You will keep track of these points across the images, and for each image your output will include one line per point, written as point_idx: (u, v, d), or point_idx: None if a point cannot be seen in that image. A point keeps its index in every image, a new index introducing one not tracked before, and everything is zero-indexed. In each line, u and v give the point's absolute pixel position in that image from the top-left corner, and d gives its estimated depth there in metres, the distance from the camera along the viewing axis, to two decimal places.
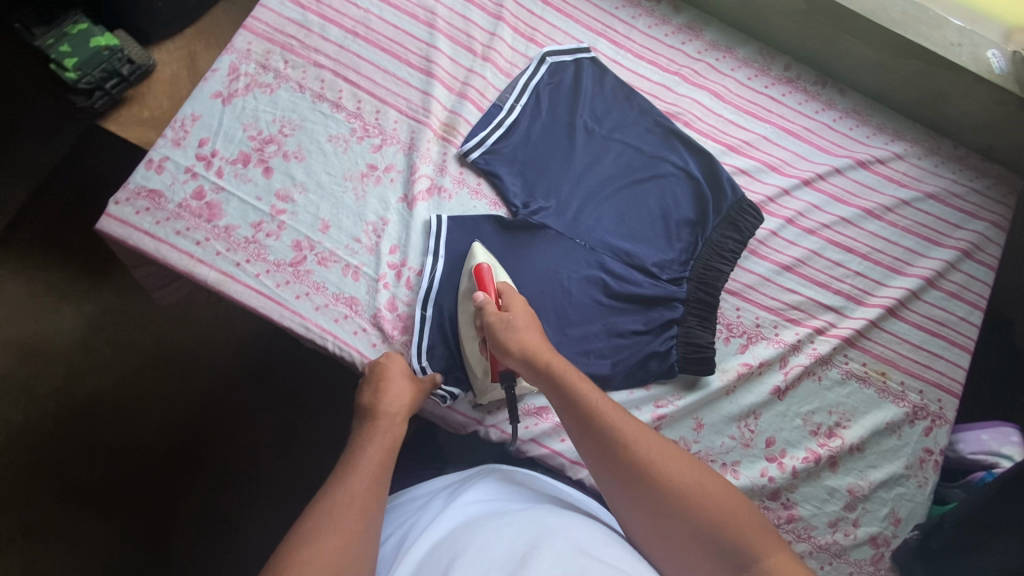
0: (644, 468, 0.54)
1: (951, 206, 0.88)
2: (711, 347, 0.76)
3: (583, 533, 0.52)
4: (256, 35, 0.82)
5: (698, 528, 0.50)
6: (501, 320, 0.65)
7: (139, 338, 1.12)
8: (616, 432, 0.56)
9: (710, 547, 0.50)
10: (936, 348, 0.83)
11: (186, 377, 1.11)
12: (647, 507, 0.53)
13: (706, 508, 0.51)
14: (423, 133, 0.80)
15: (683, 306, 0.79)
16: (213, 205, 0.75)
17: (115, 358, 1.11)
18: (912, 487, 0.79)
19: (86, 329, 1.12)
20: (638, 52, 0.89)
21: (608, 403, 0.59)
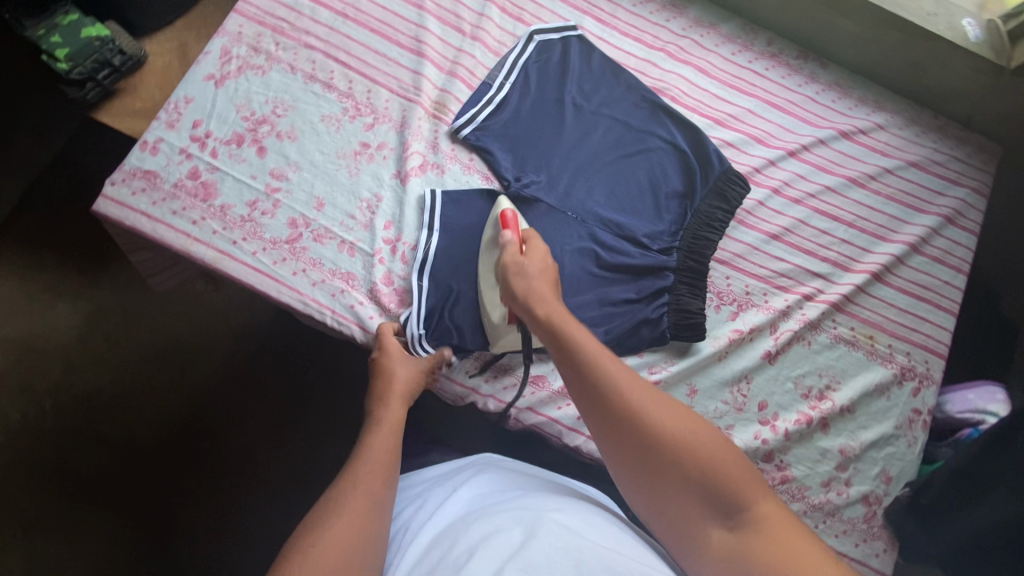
0: (639, 416, 0.52)
1: (933, 174, 0.90)
2: (701, 312, 0.77)
3: (575, 516, 0.52)
4: (247, 19, 0.83)
5: (689, 477, 0.49)
6: (517, 264, 0.66)
7: (135, 330, 1.13)
8: (610, 380, 0.54)
9: (699, 496, 0.49)
10: (922, 312, 0.85)
11: (183, 367, 1.12)
12: (637, 455, 0.52)
13: (700, 458, 0.50)
14: (414, 111, 0.81)
15: (674, 275, 0.80)
16: (209, 186, 0.76)
17: (111, 351, 1.12)
18: (902, 446, 0.80)
19: (83, 323, 1.13)
20: (624, 29, 0.91)
21: (602, 349, 0.57)
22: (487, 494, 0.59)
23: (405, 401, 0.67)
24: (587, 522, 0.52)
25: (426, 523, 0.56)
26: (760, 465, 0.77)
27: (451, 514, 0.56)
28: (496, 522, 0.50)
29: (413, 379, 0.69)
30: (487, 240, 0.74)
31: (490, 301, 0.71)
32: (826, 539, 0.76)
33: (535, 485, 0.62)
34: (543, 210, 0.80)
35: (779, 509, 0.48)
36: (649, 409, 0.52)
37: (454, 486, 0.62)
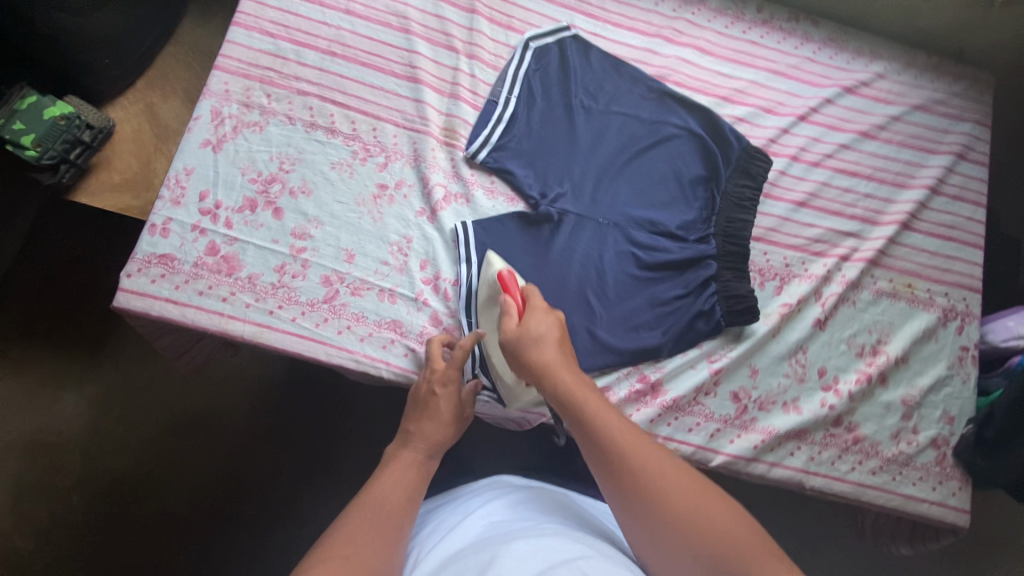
0: (644, 485, 0.50)
1: (937, 114, 0.92)
2: (751, 295, 0.78)
3: (586, 543, 0.50)
4: (230, 74, 0.78)
5: (697, 554, 0.46)
6: (521, 329, 0.63)
7: (154, 407, 1.09)
8: (615, 444, 0.53)
9: (709, 573, 0.45)
10: (952, 251, 0.87)
11: (213, 436, 1.08)
12: (646, 528, 0.49)
13: (708, 531, 0.46)
14: (426, 143, 0.79)
15: (716, 261, 0.80)
16: (231, 258, 0.73)
17: (133, 434, 1.07)
18: (958, 384, 0.82)
19: (97, 413, 1.08)
20: (616, 20, 0.88)
21: (609, 414, 0.56)
22: (500, 521, 0.57)
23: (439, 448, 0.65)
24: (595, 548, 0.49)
25: (434, 552, 0.54)
26: (832, 431, 0.78)
27: (460, 542, 0.55)
28: (510, 545, 0.49)
29: (450, 422, 0.67)
30: (487, 302, 0.72)
31: (499, 361, 0.70)
32: (906, 489, 0.78)
33: (552, 513, 0.60)
34: (575, 221, 0.79)
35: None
36: (653, 477, 0.50)
37: (465, 515, 0.60)
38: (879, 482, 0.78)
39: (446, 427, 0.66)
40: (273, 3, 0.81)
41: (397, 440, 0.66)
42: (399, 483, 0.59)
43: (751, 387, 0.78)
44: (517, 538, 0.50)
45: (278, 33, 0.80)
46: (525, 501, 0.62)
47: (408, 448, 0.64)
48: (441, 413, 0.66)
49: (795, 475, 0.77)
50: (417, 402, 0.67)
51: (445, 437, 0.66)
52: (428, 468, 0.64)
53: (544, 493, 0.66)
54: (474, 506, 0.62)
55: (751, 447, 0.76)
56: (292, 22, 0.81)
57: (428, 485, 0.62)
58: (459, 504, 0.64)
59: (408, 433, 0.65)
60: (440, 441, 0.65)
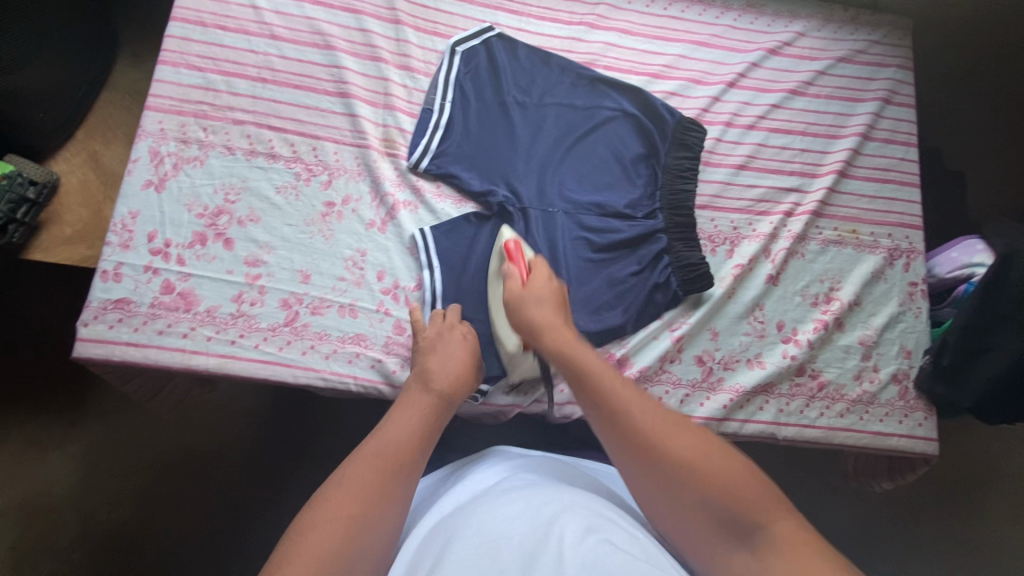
0: (644, 432, 0.54)
1: (860, 63, 0.95)
2: (704, 262, 0.80)
3: (575, 514, 0.50)
4: (163, 113, 0.78)
5: (702, 498, 0.49)
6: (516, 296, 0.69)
7: (142, 453, 1.08)
8: (615, 399, 0.57)
9: (715, 520, 0.49)
10: (890, 192, 0.90)
11: (205, 473, 1.08)
12: (650, 478, 0.53)
13: (709, 476, 0.50)
14: (368, 156, 0.80)
15: (665, 234, 0.82)
16: (187, 294, 0.73)
17: (124, 482, 1.07)
18: (911, 319, 0.86)
19: (84, 467, 1.07)
20: (539, 13, 0.90)
21: (607, 371, 0.60)
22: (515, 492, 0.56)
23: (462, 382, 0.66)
24: (586, 519, 0.49)
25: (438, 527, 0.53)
26: (796, 381, 0.81)
27: (461, 516, 0.53)
28: (500, 530, 0.49)
29: (467, 361, 0.68)
30: (495, 272, 0.76)
31: (503, 334, 0.73)
32: (874, 426, 0.81)
33: (543, 480, 0.60)
34: (524, 214, 0.80)
35: (800, 528, 0.46)
36: (656, 432, 0.54)
37: (457, 492, 0.60)
38: (848, 424, 0.81)
39: (460, 374, 0.66)
40: (198, 37, 0.81)
41: (417, 381, 0.65)
42: (412, 428, 0.59)
43: (714, 349, 0.80)
44: (505, 519, 0.50)
45: (206, 66, 0.80)
46: (539, 475, 0.62)
47: (419, 394, 0.64)
48: (458, 353, 0.68)
49: (767, 428, 0.79)
50: (424, 348, 0.69)
51: (465, 372, 0.67)
52: (441, 412, 0.63)
53: (539, 463, 0.66)
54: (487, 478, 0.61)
55: (721, 408, 0.78)
56: (219, 53, 0.81)
57: (439, 430, 0.62)
58: (469, 475, 0.64)
59: (429, 373, 0.65)
60: (461, 376, 0.66)
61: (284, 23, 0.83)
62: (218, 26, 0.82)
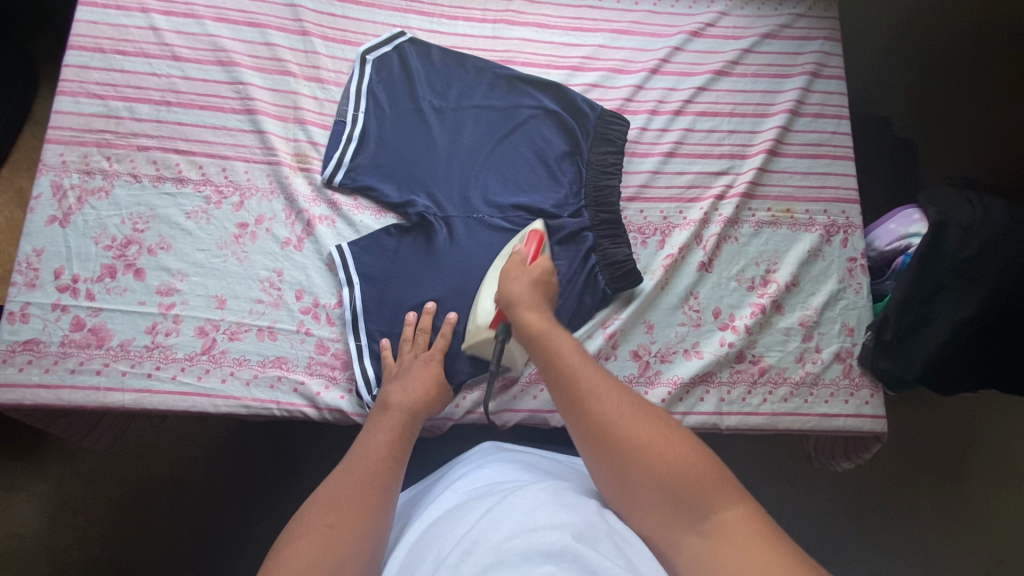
0: (603, 412, 0.54)
1: (786, 38, 0.92)
2: (631, 258, 0.78)
3: (553, 512, 0.49)
4: (65, 144, 0.76)
5: (659, 481, 0.49)
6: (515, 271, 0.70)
7: (107, 490, 1.05)
8: (576, 377, 0.57)
9: (670, 502, 0.48)
10: (824, 167, 0.88)
11: (177, 505, 1.05)
12: (607, 456, 0.52)
13: (665, 458, 0.49)
14: (280, 172, 0.78)
15: (592, 232, 0.80)
16: (99, 330, 0.70)
17: (92, 521, 1.04)
18: (852, 295, 0.84)
19: (50, 508, 1.04)
20: (451, 13, 0.88)
21: (571, 348, 0.60)
22: (496, 492, 0.56)
23: (424, 400, 0.67)
24: (565, 518, 0.48)
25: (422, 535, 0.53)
26: (736, 367, 0.79)
27: (441, 524, 0.53)
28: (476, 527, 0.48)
29: (427, 379, 0.68)
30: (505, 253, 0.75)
31: (482, 304, 0.71)
32: (820, 408, 0.79)
33: (531, 478, 0.59)
34: (445, 221, 0.79)
35: (748, 515, 0.45)
36: (614, 411, 0.53)
37: (445, 496, 0.60)
38: (792, 408, 0.79)
39: (433, 388, 0.68)
40: (97, 64, 0.79)
41: (378, 406, 0.66)
42: (387, 440, 0.61)
43: (649, 343, 0.79)
44: (483, 518, 0.50)
45: (107, 93, 0.78)
46: (524, 474, 0.61)
47: (391, 410, 0.65)
48: (418, 373, 0.69)
49: (708, 418, 0.77)
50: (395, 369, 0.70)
51: (425, 395, 0.67)
52: (416, 424, 0.65)
53: (537, 460, 0.68)
54: (472, 483, 0.61)
55: (660, 402, 0.76)
56: (120, 79, 0.79)
57: (414, 442, 0.63)
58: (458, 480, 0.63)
59: (389, 396, 0.66)
60: (422, 395, 0.67)
61: (185, 43, 0.81)
62: (117, 51, 0.80)
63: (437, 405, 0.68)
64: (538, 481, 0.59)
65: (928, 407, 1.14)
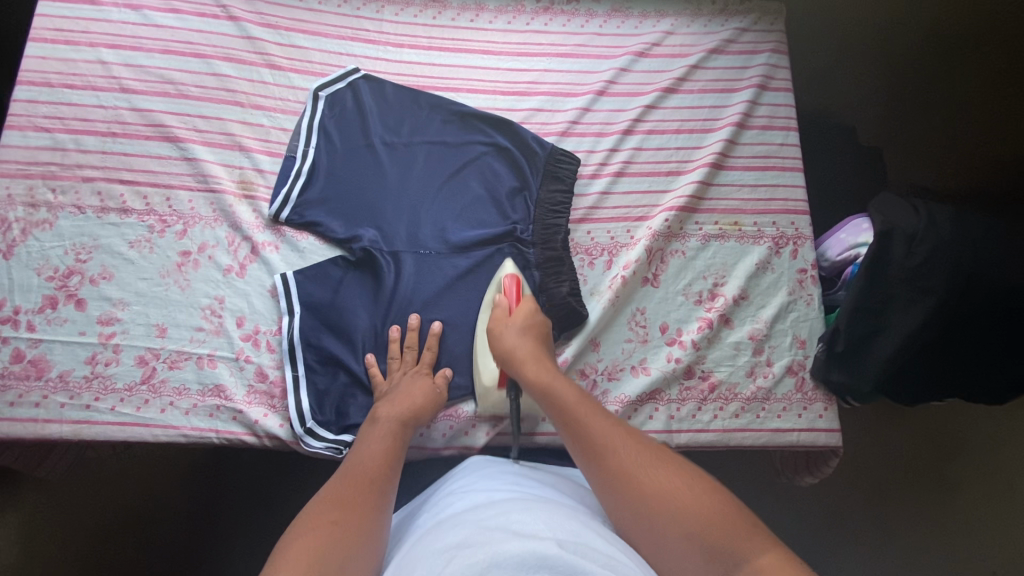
0: (624, 463, 0.55)
1: (733, 53, 0.92)
2: (573, 298, 0.78)
3: (549, 527, 0.48)
4: (11, 177, 0.77)
5: (688, 530, 0.48)
6: (501, 324, 0.73)
7: (69, 521, 1.03)
8: (594, 431, 0.58)
9: (700, 550, 0.46)
10: (772, 179, 0.87)
11: (140, 535, 1.03)
12: (627, 505, 0.52)
13: (690, 509, 0.49)
14: (223, 200, 0.78)
15: (538, 271, 0.81)
16: (38, 361, 0.70)
17: (55, 552, 1.02)
18: (803, 307, 0.83)
19: (12, 540, 1.02)
20: (397, 42, 0.89)
21: (582, 400, 0.63)
22: (492, 502, 0.56)
23: (416, 411, 0.67)
24: (559, 532, 0.47)
25: (418, 542, 0.53)
26: (685, 384, 0.78)
27: (436, 532, 0.52)
28: (475, 533, 0.47)
29: (422, 390, 0.70)
30: (487, 301, 0.78)
31: (482, 363, 0.75)
32: (772, 423, 0.78)
33: (527, 495, 0.58)
34: (392, 256, 0.79)
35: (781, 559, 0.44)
36: (633, 464, 0.54)
37: (441, 511, 0.59)
38: (744, 424, 0.78)
39: (421, 400, 0.69)
40: (44, 98, 0.80)
41: (368, 421, 0.67)
42: (380, 452, 0.61)
43: (596, 361, 0.78)
44: (481, 528, 0.49)
45: (54, 126, 0.79)
46: (519, 486, 0.62)
47: (377, 421, 0.66)
48: (412, 386, 0.70)
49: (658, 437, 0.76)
50: (386, 390, 0.71)
51: (413, 406, 0.68)
52: (406, 435, 0.65)
53: (531, 473, 0.67)
54: (469, 494, 0.61)
55: None
56: (67, 112, 0.80)
57: (405, 454, 0.63)
58: (455, 493, 0.63)
59: (379, 408, 0.67)
60: (410, 405, 0.67)
61: (133, 75, 0.82)
62: (65, 85, 0.81)
63: (424, 419, 0.68)
64: (532, 494, 0.59)
65: (896, 421, 1.12)
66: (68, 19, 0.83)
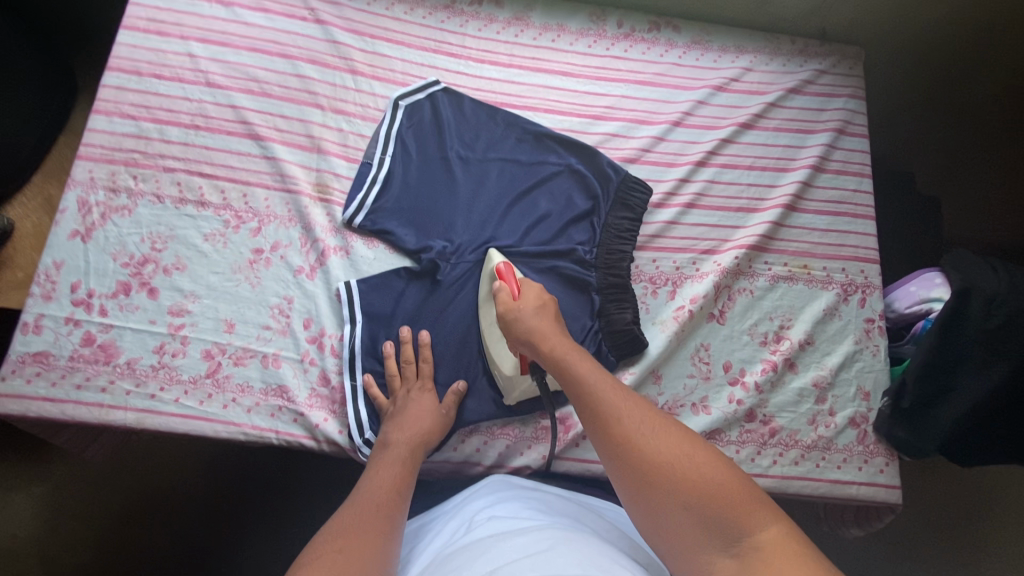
0: (640, 441, 0.52)
1: (811, 93, 0.91)
2: (635, 324, 0.78)
3: (576, 560, 0.46)
4: (94, 161, 0.78)
5: (690, 505, 0.47)
6: (511, 311, 0.68)
7: (101, 501, 1.03)
8: (612, 410, 0.55)
9: (700, 525, 0.46)
10: (843, 225, 0.86)
11: (169, 521, 1.03)
12: (629, 473, 0.51)
13: (696, 484, 0.48)
14: (299, 201, 0.79)
15: (599, 295, 0.80)
16: (108, 346, 0.71)
17: (83, 531, 1.02)
18: (869, 357, 0.81)
19: (44, 512, 1.02)
20: (478, 57, 0.90)
21: (596, 373, 0.60)
22: (514, 530, 0.55)
23: (422, 437, 0.68)
24: (587, 568, 0.45)
25: (439, 566, 0.52)
26: (745, 427, 0.77)
27: (458, 557, 0.51)
28: (499, 566, 0.46)
29: (430, 415, 0.70)
30: (485, 294, 0.76)
31: (498, 354, 0.74)
32: (832, 474, 0.76)
33: (551, 522, 0.57)
34: (458, 271, 0.79)
35: (786, 540, 0.43)
36: (644, 438, 0.52)
37: (463, 531, 0.59)
38: (803, 472, 0.76)
39: (429, 423, 0.69)
40: (132, 86, 0.81)
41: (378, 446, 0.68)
42: (390, 476, 0.61)
43: (657, 394, 0.77)
44: (503, 561, 0.47)
45: (140, 114, 0.80)
46: (540, 511, 0.61)
47: (395, 446, 0.66)
48: (417, 413, 0.69)
49: None
50: (396, 409, 0.70)
51: (422, 430, 0.68)
52: (415, 461, 0.65)
53: (549, 499, 0.65)
54: (491, 517, 0.60)
55: None
56: (153, 101, 0.81)
57: (416, 479, 0.64)
58: (475, 513, 0.62)
59: (388, 434, 0.68)
60: (420, 433, 0.68)
61: (220, 70, 0.83)
62: (153, 75, 0.82)
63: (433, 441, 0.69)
64: (555, 522, 0.58)
65: (938, 476, 1.09)
66: (162, 10, 0.85)
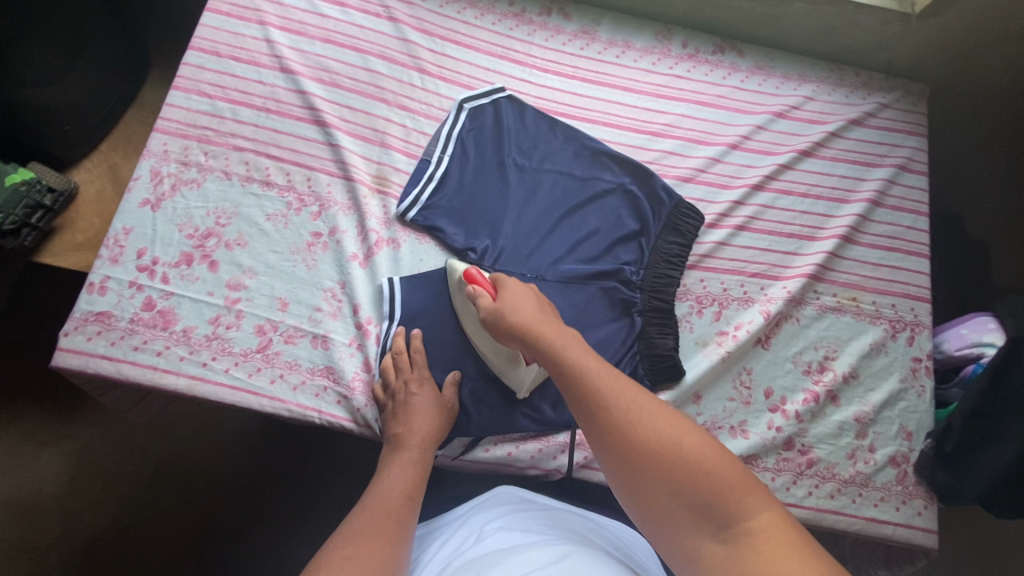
0: (630, 428, 0.51)
1: (874, 127, 0.91)
2: (674, 352, 0.78)
3: None
4: (169, 135, 0.81)
5: (679, 491, 0.47)
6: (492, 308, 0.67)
7: (129, 464, 1.06)
8: (601, 394, 0.54)
9: (688, 508, 0.47)
10: (896, 261, 0.85)
11: (194, 489, 1.05)
12: (619, 460, 0.51)
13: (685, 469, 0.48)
14: (358, 190, 0.81)
15: (640, 317, 0.80)
16: (167, 312, 0.73)
17: (110, 491, 1.04)
18: (913, 398, 0.80)
19: (74, 468, 1.05)
20: (542, 66, 0.91)
21: (583, 355, 0.59)
22: (523, 543, 0.55)
23: (431, 439, 0.69)
24: None
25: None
26: (783, 454, 0.76)
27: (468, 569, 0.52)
28: None
29: (441, 417, 0.71)
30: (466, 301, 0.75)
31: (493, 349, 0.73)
32: (868, 511, 0.75)
33: (561, 537, 0.57)
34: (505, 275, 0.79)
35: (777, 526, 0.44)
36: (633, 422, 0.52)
37: (473, 541, 0.59)
38: (838, 506, 0.75)
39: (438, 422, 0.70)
40: (211, 66, 0.84)
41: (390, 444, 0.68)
42: (400, 483, 0.63)
43: (696, 413, 0.77)
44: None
45: (216, 94, 0.83)
46: (548, 524, 0.61)
47: (405, 451, 0.67)
48: (429, 413, 0.70)
49: None
50: (400, 406, 0.70)
51: (433, 431, 0.69)
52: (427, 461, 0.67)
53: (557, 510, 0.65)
54: (499, 528, 0.60)
55: None
56: (230, 82, 0.84)
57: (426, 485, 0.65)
58: (483, 522, 0.63)
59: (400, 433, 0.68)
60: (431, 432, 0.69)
61: (296, 57, 0.86)
62: (231, 57, 0.85)
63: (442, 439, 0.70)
64: (563, 536, 0.58)
65: (971, 528, 1.06)
66: None
